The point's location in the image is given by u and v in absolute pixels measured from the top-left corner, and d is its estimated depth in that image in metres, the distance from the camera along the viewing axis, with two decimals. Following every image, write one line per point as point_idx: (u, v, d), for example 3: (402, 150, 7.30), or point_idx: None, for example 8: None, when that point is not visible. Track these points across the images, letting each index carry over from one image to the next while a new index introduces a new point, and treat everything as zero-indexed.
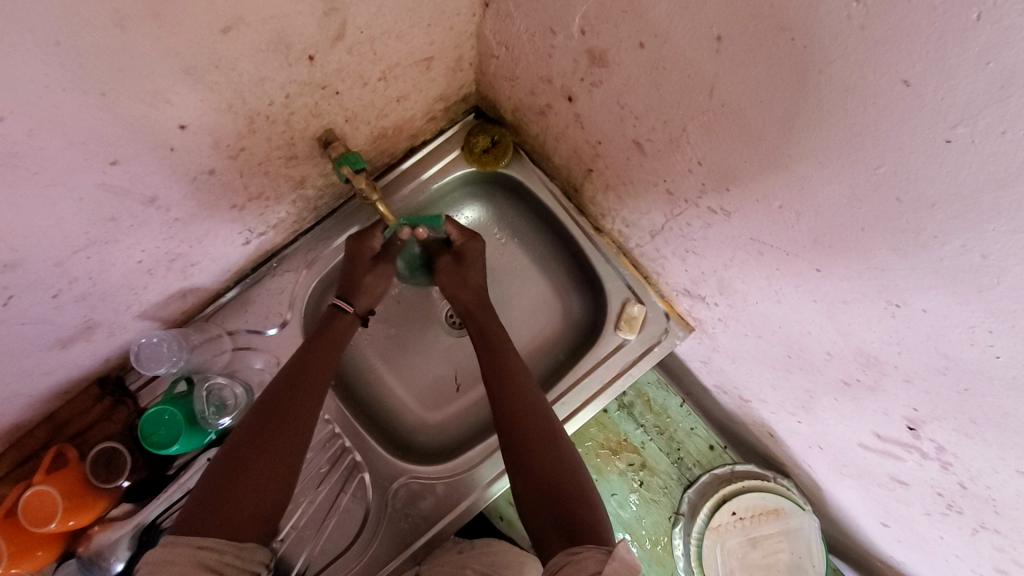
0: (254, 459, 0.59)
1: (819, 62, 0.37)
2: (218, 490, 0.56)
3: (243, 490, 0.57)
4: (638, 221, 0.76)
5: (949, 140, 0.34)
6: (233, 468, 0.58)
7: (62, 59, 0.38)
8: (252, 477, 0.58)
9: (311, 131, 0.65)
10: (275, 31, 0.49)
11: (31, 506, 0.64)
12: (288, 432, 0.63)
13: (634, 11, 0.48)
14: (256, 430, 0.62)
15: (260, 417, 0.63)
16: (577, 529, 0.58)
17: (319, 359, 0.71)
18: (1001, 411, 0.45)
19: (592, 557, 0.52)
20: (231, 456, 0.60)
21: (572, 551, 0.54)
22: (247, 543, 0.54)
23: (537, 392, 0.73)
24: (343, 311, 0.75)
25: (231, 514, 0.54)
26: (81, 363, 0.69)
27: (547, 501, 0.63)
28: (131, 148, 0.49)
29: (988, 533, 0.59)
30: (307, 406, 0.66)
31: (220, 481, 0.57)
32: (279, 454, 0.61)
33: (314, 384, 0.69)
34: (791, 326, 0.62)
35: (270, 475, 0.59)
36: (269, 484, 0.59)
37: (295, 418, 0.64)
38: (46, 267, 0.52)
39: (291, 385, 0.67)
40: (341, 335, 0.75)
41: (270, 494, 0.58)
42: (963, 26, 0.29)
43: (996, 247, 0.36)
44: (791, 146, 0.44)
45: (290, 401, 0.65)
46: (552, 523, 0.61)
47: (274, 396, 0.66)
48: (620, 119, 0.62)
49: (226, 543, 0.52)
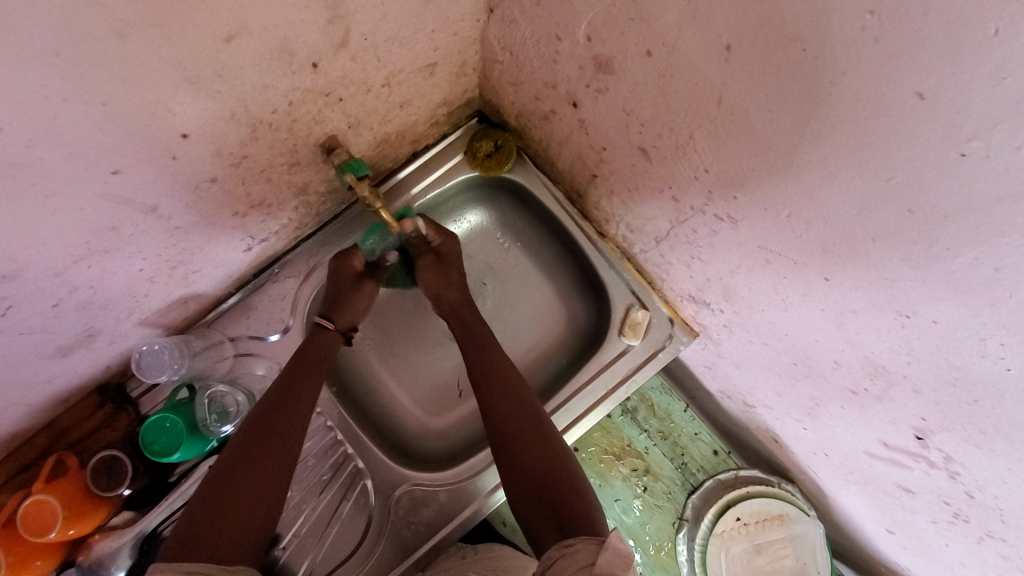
0: (238, 479, 0.59)
1: (832, 73, 0.37)
2: (205, 513, 0.56)
3: (230, 511, 0.56)
4: (642, 227, 0.76)
5: (963, 154, 0.34)
6: (218, 491, 0.58)
7: (62, 70, 0.38)
8: (237, 498, 0.57)
9: (314, 138, 0.65)
10: (277, 39, 0.48)
11: (30, 516, 0.64)
12: (271, 447, 0.62)
13: (641, 20, 0.48)
14: (241, 450, 0.61)
15: (243, 437, 0.63)
16: (572, 526, 0.57)
17: (301, 373, 0.70)
18: (1011, 422, 0.45)
19: (585, 548, 0.52)
20: (216, 480, 0.59)
21: (566, 544, 0.54)
22: (237, 565, 0.53)
23: (523, 389, 0.73)
24: (325, 328, 0.75)
25: (217, 537, 0.54)
26: (82, 370, 0.69)
27: (542, 500, 0.62)
28: (132, 157, 0.49)
29: (995, 542, 0.58)
30: (289, 417, 0.65)
31: (206, 504, 0.57)
32: (265, 468, 0.61)
33: (297, 393, 0.68)
34: (798, 334, 0.62)
35: (257, 494, 0.59)
36: (256, 502, 0.58)
37: (278, 431, 0.64)
38: (46, 276, 0.51)
39: (273, 398, 0.67)
40: (325, 348, 0.75)
41: (257, 511, 0.58)
42: (981, 40, 0.29)
43: (1009, 261, 0.36)
44: (801, 156, 0.44)
45: (272, 415, 0.65)
46: (547, 521, 0.60)
47: (256, 414, 0.65)
48: (626, 126, 0.61)
49: (214, 566, 0.51)
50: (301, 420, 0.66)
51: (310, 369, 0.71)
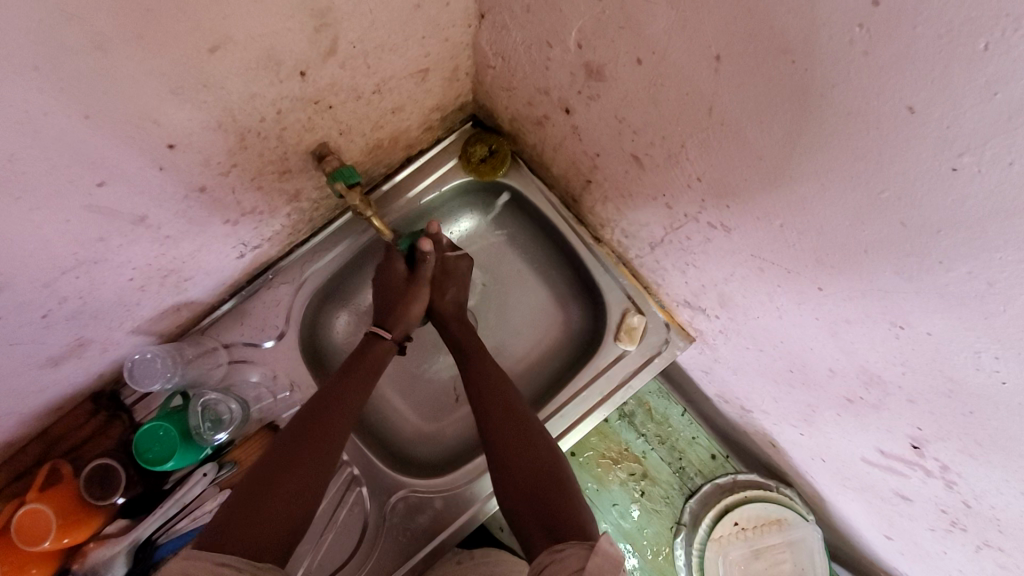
0: (281, 480, 0.59)
1: (820, 85, 0.36)
2: (243, 508, 0.55)
3: (270, 509, 0.56)
4: (637, 232, 0.75)
5: (954, 168, 0.33)
6: (258, 488, 0.58)
7: (43, 84, 0.37)
8: (278, 499, 0.57)
9: (305, 145, 0.64)
10: (263, 48, 0.48)
11: (24, 524, 0.64)
12: (312, 451, 0.62)
13: (631, 28, 0.47)
14: (285, 451, 0.61)
15: (290, 439, 0.63)
16: (562, 528, 0.56)
17: (349, 379, 0.70)
18: (1007, 435, 0.44)
19: (573, 555, 0.51)
20: (255, 479, 0.59)
21: (556, 549, 0.53)
22: (267, 562, 0.52)
23: (520, 402, 0.72)
24: (381, 338, 0.74)
25: (254, 533, 0.53)
26: (74, 379, 0.69)
27: (533, 506, 0.61)
28: (117, 169, 0.48)
29: (993, 551, 0.58)
30: (335, 424, 0.65)
31: (246, 500, 0.56)
32: (307, 475, 0.60)
33: (342, 399, 0.68)
34: (792, 341, 0.61)
35: (297, 496, 0.58)
36: (290, 507, 0.57)
37: (323, 436, 0.64)
38: (34, 288, 0.51)
39: (320, 403, 0.67)
40: (376, 361, 0.74)
41: (294, 512, 0.57)
42: (972, 55, 0.28)
43: (1003, 275, 0.35)
44: (792, 167, 0.43)
45: (320, 420, 0.65)
46: (540, 530, 0.58)
47: (303, 416, 0.66)
48: (618, 133, 0.61)
49: (247, 561, 0.50)
50: (343, 429, 0.66)
51: (361, 377, 0.71)
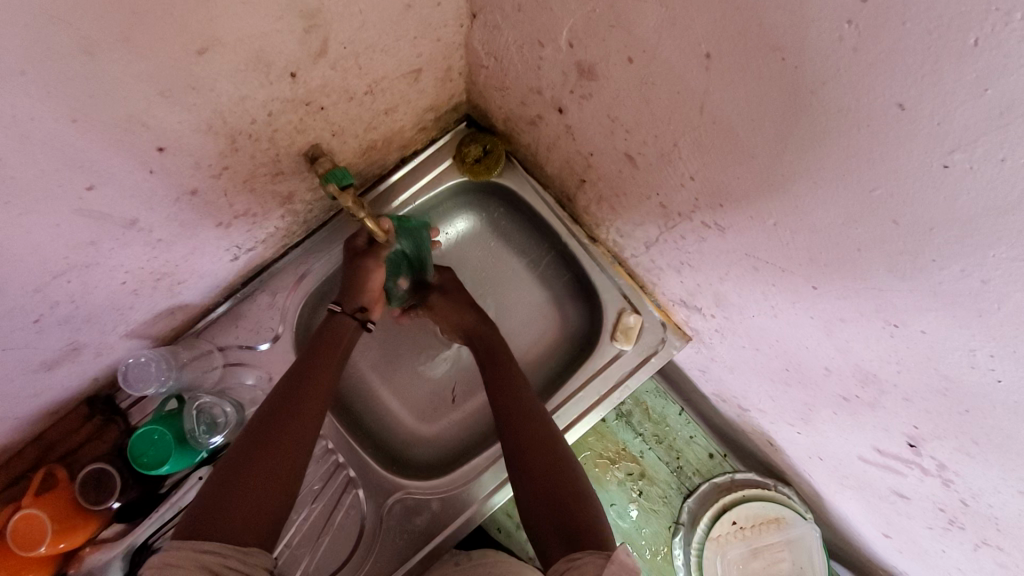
0: (256, 462, 0.58)
1: (810, 83, 0.36)
2: (219, 494, 0.55)
3: (246, 492, 0.55)
4: (632, 232, 0.75)
5: (946, 166, 0.33)
6: (231, 472, 0.57)
7: (30, 88, 0.37)
8: (253, 480, 0.57)
9: (297, 146, 0.64)
10: (253, 50, 0.47)
11: (20, 531, 0.63)
12: (286, 435, 0.61)
13: (621, 26, 0.47)
14: (258, 433, 0.61)
15: (260, 421, 0.62)
16: (580, 534, 0.56)
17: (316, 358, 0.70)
18: (1003, 433, 0.44)
19: (592, 563, 0.50)
20: (232, 465, 0.58)
21: (572, 557, 0.52)
22: (250, 546, 0.52)
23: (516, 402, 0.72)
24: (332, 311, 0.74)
25: (232, 517, 0.53)
26: (68, 383, 0.68)
27: (548, 508, 0.61)
28: (106, 172, 0.48)
29: (992, 549, 0.57)
30: (307, 404, 0.65)
31: (222, 485, 0.56)
32: (281, 455, 0.60)
33: (311, 379, 0.68)
34: (788, 341, 0.61)
35: (274, 477, 0.58)
36: (268, 490, 0.57)
37: (294, 416, 0.63)
38: (25, 293, 0.51)
39: (287, 384, 0.67)
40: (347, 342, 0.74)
41: (272, 494, 0.57)
42: (962, 51, 0.28)
43: (997, 273, 0.35)
44: (784, 165, 0.43)
45: (290, 400, 0.64)
46: (554, 534, 0.58)
47: (274, 398, 0.65)
48: (611, 132, 0.61)
49: (228, 547, 0.50)
50: (314, 408, 0.66)
51: (325, 353, 0.71)
